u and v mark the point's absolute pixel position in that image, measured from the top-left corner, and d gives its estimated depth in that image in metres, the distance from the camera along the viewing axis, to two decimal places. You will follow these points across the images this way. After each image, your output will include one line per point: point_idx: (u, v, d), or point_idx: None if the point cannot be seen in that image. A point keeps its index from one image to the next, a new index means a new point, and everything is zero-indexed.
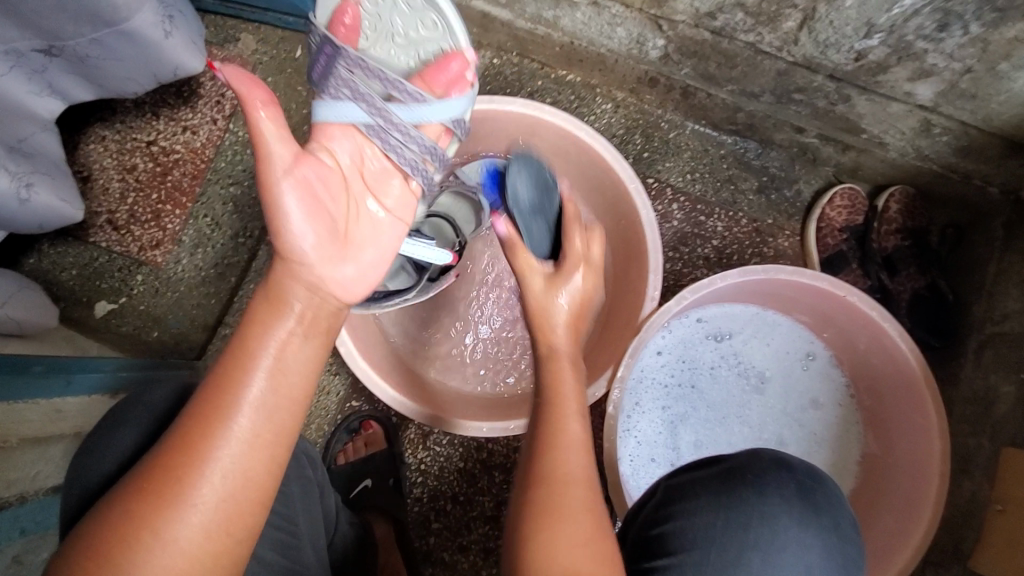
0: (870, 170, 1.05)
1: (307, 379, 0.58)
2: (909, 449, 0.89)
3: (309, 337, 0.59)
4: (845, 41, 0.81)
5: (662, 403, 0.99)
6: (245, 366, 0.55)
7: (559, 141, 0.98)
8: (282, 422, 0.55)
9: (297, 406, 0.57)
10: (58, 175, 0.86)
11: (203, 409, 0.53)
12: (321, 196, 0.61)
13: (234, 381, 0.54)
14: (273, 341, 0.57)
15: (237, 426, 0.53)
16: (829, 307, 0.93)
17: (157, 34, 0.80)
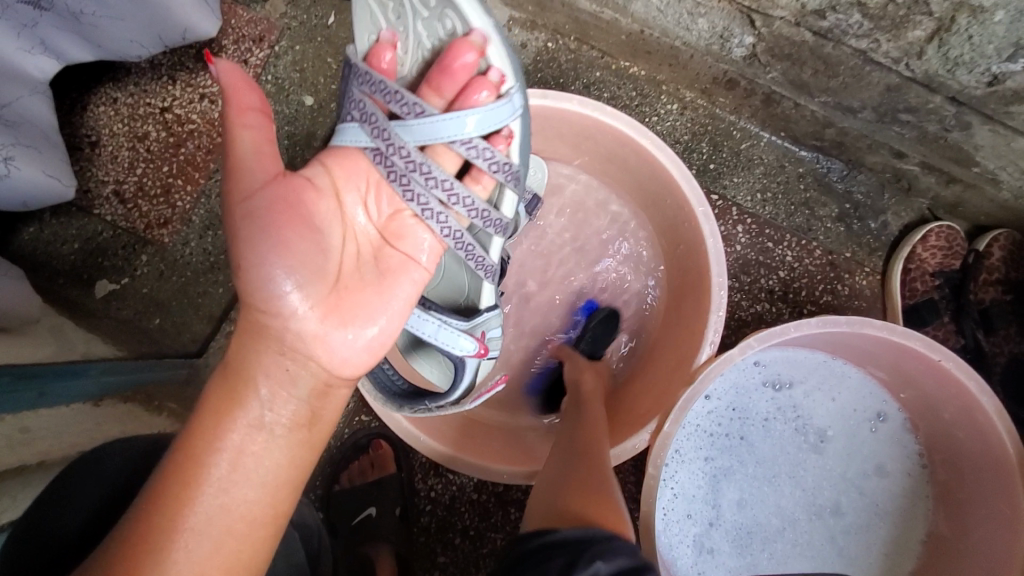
0: (973, 207, 0.91)
1: (273, 496, 0.51)
2: (987, 542, 0.77)
3: (277, 437, 0.52)
4: (984, 60, 0.66)
5: (705, 453, 0.88)
6: (194, 479, 0.48)
7: (617, 148, 0.85)
8: (240, 538, 0.49)
9: (260, 531, 0.50)
10: (48, 147, 0.76)
11: (142, 534, 0.45)
12: (313, 238, 0.53)
13: (183, 501, 0.47)
14: (228, 448, 0.50)
15: (181, 566, 0.46)
16: (914, 368, 0.80)
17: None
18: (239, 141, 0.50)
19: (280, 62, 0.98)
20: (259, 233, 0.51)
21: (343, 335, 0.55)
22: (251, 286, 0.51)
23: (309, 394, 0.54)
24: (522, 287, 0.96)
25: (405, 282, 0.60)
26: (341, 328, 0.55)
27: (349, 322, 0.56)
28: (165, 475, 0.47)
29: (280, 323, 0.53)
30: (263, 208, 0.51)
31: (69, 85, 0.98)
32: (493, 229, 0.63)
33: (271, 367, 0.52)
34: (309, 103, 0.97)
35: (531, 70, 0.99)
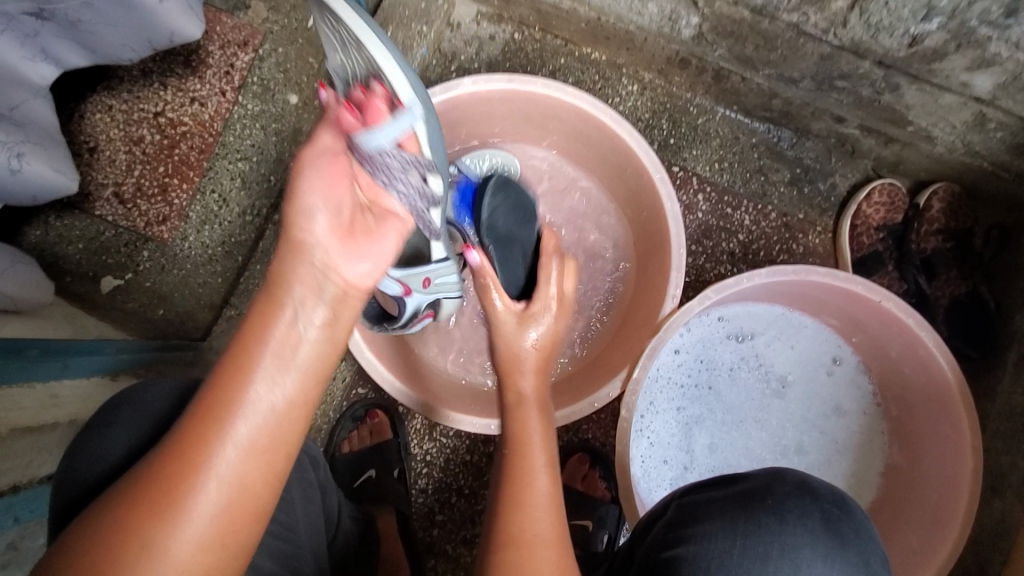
0: (913, 165, 0.98)
1: (307, 384, 0.53)
2: (938, 465, 0.84)
3: (311, 334, 0.53)
4: (900, 24, 0.73)
5: (678, 403, 0.95)
6: (244, 362, 0.51)
7: (580, 124, 0.92)
8: (288, 432, 0.52)
9: (296, 413, 0.52)
10: (52, 146, 0.83)
11: (202, 408, 0.50)
12: (343, 173, 0.55)
13: (236, 382, 0.51)
14: (275, 336, 0.52)
15: (238, 435, 0.50)
16: (861, 312, 0.87)
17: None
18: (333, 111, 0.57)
19: (265, 64, 1.04)
20: (318, 166, 0.54)
21: (362, 256, 0.56)
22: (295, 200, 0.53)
23: (338, 298, 0.55)
24: None
25: (403, 228, 0.61)
26: (357, 250, 0.56)
27: (368, 250, 0.57)
28: (221, 364, 0.52)
29: (306, 237, 0.54)
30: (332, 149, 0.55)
31: (64, 95, 1.04)
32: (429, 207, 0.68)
33: (303, 272, 0.54)
34: (294, 100, 1.04)
35: (500, 60, 1.06)
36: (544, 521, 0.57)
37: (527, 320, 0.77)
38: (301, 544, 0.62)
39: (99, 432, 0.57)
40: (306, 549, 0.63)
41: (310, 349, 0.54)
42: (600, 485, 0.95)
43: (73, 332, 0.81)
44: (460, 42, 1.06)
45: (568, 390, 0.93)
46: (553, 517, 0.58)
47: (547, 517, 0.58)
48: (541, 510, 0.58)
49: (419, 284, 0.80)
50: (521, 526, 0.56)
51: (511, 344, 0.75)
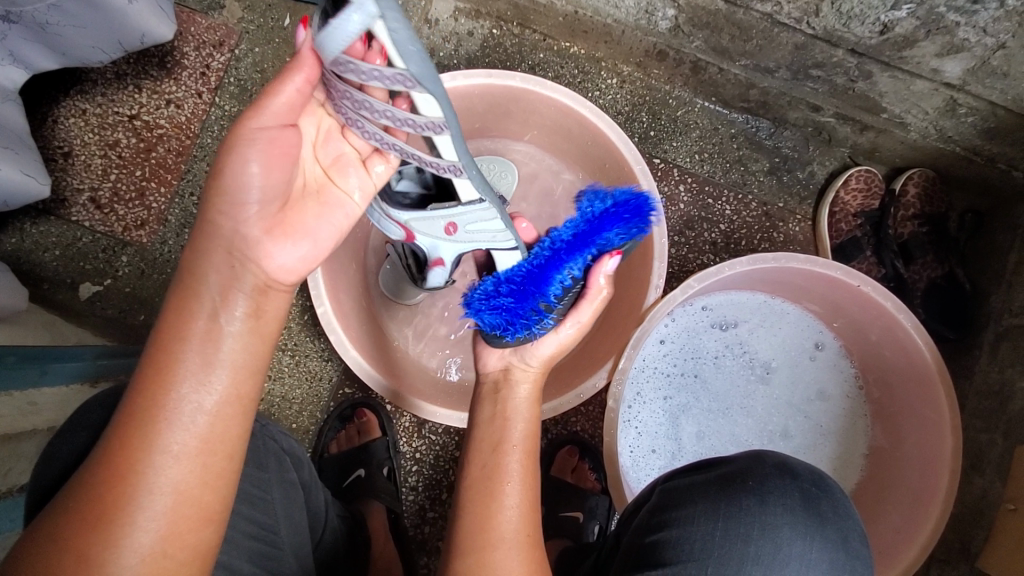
0: (888, 152, 1.00)
1: (239, 378, 0.53)
2: (919, 445, 0.86)
3: (235, 326, 0.54)
4: (871, 12, 0.74)
5: (664, 393, 0.96)
6: (166, 365, 0.51)
7: (562, 119, 0.93)
8: (229, 429, 0.52)
9: (229, 408, 0.52)
10: (22, 150, 0.82)
11: (126, 419, 0.49)
12: (281, 156, 0.54)
13: (161, 386, 0.50)
14: (192, 334, 0.52)
15: (170, 440, 0.49)
16: (840, 297, 0.88)
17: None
18: (290, 83, 0.52)
19: (241, 64, 1.03)
20: (251, 151, 0.52)
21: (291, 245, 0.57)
22: (216, 191, 0.53)
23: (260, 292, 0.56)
24: None
25: (341, 218, 0.61)
26: (285, 239, 0.56)
27: (298, 239, 0.58)
28: (146, 365, 0.51)
29: (230, 226, 0.54)
30: (270, 137, 0.53)
31: (34, 98, 1.01)
32: (429, 133, 0.51)
33: (228, 272, 0.54)
34: None
35: (480, 56, 1.06)
36: (512, 516, 0.58)
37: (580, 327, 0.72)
38: (283, 544, 0.61)
39: (75, 436, 0.56)
40: (290, 550, 0.62)
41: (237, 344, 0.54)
42: (590, 477, 0.96)
43: (51, 339, 0.80)
44: (439, 38, 1.05)
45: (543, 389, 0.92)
46: (521, 513, 0.59)
47: (517, 513, 0.59)
48: (510, 505, 0.59)
49: (440, 232, 0.76)
50: (487, 536, 0.57)
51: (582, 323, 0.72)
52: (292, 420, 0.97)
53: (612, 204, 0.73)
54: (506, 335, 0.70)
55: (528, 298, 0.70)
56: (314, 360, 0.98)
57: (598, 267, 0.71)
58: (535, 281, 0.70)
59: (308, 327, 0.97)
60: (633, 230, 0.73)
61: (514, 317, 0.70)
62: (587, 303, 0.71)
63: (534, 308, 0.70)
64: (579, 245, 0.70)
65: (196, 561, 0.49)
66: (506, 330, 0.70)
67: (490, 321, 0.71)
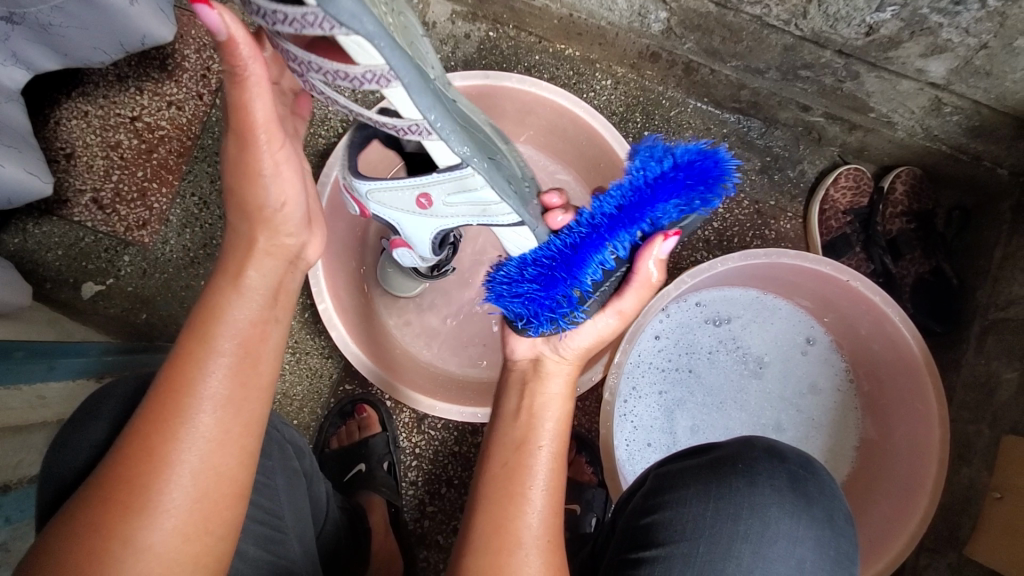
0: (876, 150, 1.02)
1: (268, 361, 0.57)
2: (908, 434, 0.87)
3: (264, 315, 0.57)
4: (857, 14, 0.76)
5: (659, 387, 0.98)
6: (202, 360, 0.52)
7: (557, 118, 0.95)
8: (253, 409, 0.54)
9: (258, 389, 0.55)
10: (25, 148, 0.84)
11: (154, 408, 0.50)
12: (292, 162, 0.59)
13: (191, 371, 0.52)
14: (238, 336, 0.54)
15: (203, 422, 0.51)
16: (831, 292, 0.90)
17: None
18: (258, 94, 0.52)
19: None
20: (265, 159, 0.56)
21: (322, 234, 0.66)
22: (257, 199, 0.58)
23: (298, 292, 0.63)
24: (482, 253, 1.04)
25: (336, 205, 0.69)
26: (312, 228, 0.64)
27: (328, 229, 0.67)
28: (177, 352, 0.53)
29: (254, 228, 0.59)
30: (280, 149, 0.56)
31: (33, 98, 1.02)
32: (376, 85, 0.48)
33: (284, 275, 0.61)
34: None
35: (476, 58, 1.08)
36: (537, 521, 0.60)
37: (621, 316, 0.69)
38: (286, 531, 0.63)
39: (85, 425, 0.58)
40: (293, 539, 0.63)
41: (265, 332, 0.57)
42: (585, 470, 0.98)
43: (56, 335, 0.81)
44: (436, 41, 1.07)
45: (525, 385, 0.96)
46: (545, 511, 0.61)
47: (540, 517, 0.60)
48: (535, 508, 0.61)
49: (415, 205, 0.69)
50: (511, 531, 0.59)
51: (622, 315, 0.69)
52: (292, 416, 0.98)
53: (673, 165, 0.60)
54: (533, 325, 0.67)
55: (557, 285, 0.64)
56: (314, 357, 0.99)
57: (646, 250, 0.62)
58: (566, 266, 0.63)
59: (308, 324, 0.98)
60: (693, 203, 0.60)
61: (542, 309, 0.65)
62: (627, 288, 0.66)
63: (563, 295, 0.64)
64: (623, 221, 0.61)
65: (227, 537, 0.51)
66: (534, 320, 0.66)
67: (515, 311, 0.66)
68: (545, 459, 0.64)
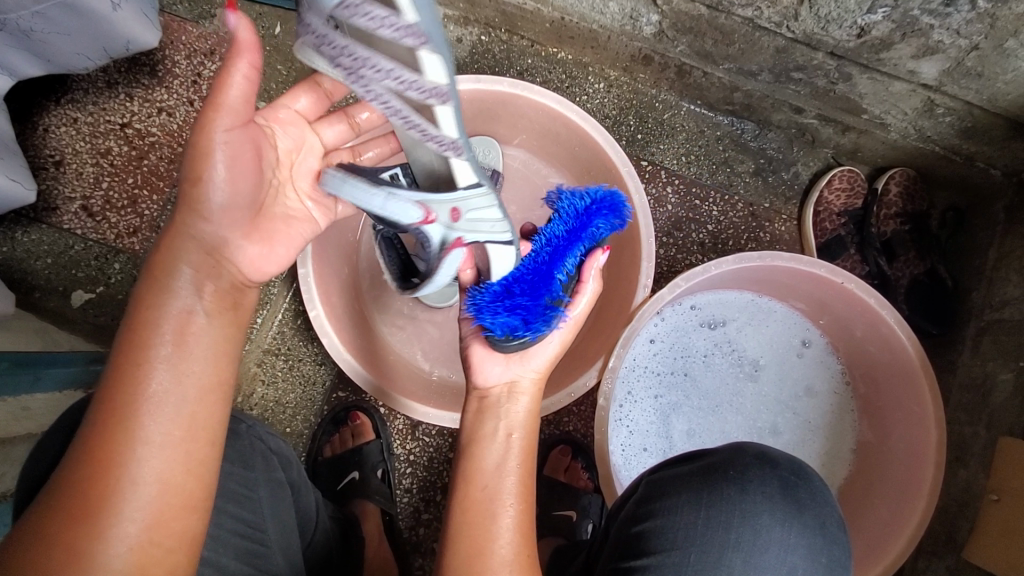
0: (870, 151, 1.02)
1: (219, 365, 0.56)
2: (904, 438, 0.87)
3: (209, 322, 0.57)
4: (848, 16, 0.76)
5: (655, 391, 0.97)
6: (143, 361, 0.52)
7: (549, 122, 0.94)
8: (198, 415, 0.54)
9: (209, 395, 0.55)
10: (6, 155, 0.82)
11: (101, 414, 0.50)
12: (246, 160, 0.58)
13: (136, 380, 0.52)
14: (170, 327, 0.54)
15: (152, 431, 0.51)
16: (826, 295, 0.90)
17: (104, 5, 0.75)
18: (235, 75, 0.54)
19: None
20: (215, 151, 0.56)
21: (258, 238, 0.62)
22: (191, 199, 0.56)
23: (237, 287, 0.60)
24: None
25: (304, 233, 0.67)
26: (259, 238, 0.62)
27: (270, 239, 0.63)
28: (116, 361, 0.52)
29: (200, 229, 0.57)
30: (234, 132, 0.56)
31: (18, 105, 1.02)
32: (435, 100, 0.50)
33: (205, 269, 0.57)
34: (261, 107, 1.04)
35: (468, 62, 1.07)
36: (508, 541, 0.59)
37: (579, 320, 0.73)
38: (272, 543, 0.62)
39: (68, 437, 0.57)
40: (278, 551, 0.63)
41: (205, 335, 0.56)
42: (582, 476, 0.96)
43: (42, 344, 0.80)
44: None
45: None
46: (515, 526, 0.61)
47: (512, 537, 0.60)
48: (505, 526, 0.61)
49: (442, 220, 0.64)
50: (483, 549, 0.59)
51: (578, 320, 0.73)
52: (286, 424, 0.97)
53: (591, 200, 0.73)
54: (519, 337, 0.69)
55: (541, 294, 0.69)
56: (306, 364, 0.98)
57: (592, 262, 0.72)
58: (542, 279, 0.70)
59: (301, 331, 0.97)
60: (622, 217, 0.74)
61: (532, 315, 0.69)
62: (584, 293, 0.72)
63: (548, 304, 0.69)
64: (574, 237, 0.71)
65: (185, 547, 0.52)
66: (518, 330, 0.69)
67: (505, 323, 0.68)
68: (512, 478, 0.63)
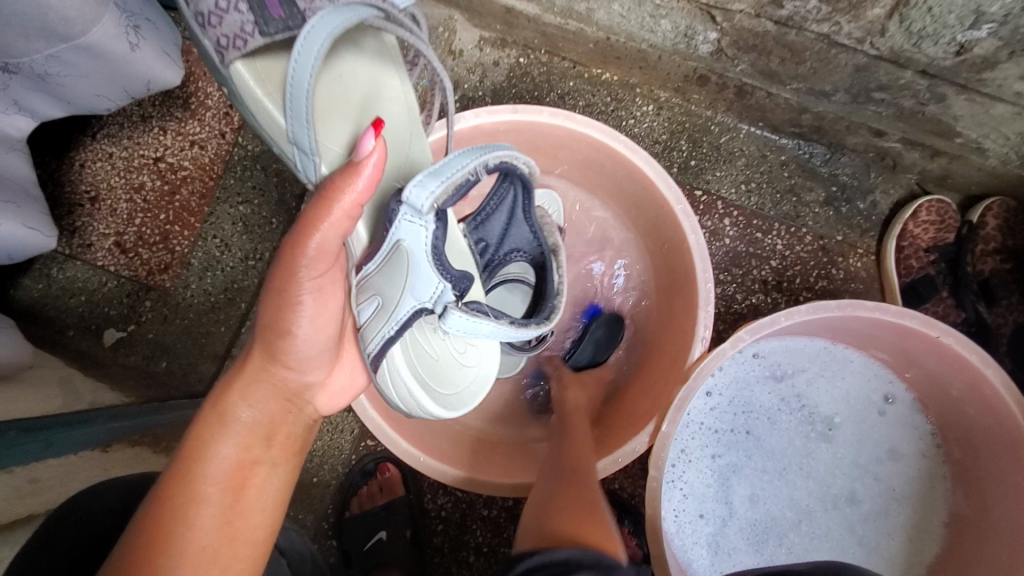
0: (962, 178, 0.89)
1: (268, 510, 0.58)
2: (1010, 518, 0.74)
3: (270, 472, 0.59)
4: (947, 31, 0.65)
5: (711, 451, 0.87)
6: (189, 504, 0.52)
7: (592, 153, 0.86)
8: (236, 562, 0.53)
9: (246, 544, 0.55)
10: (25, 201, 0.78)
11: (136, 555, 0.49)
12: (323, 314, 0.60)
13: (175, 520, 0.51)
14: (224, 475, 0.55)
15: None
16: (916, 349, 0.78)
17: (121, 45, 0.71)
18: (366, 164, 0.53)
19: None
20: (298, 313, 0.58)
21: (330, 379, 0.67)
22: (277, 349, 0.59)
23: (304, 428, 0.65)
24: None
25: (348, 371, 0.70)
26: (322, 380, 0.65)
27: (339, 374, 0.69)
28: (157, 496, 0.52)
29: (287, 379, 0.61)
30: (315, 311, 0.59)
31: (49, 137, 1.00)
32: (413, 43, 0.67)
33: (276, 418, 0.61)
34: None
35: (506, 87, 1.00)
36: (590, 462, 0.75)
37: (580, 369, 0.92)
38: None
39: None
40: None
41: (259, 484, 0.58)
42: (631, 543, 0.88)
43: (65, 396, 0.77)
44: (463, 70, 1.00)
45: (523, 463, 0.85)
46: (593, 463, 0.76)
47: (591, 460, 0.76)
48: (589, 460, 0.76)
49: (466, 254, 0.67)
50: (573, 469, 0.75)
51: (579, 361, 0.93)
52: (312, 475, 0.92)
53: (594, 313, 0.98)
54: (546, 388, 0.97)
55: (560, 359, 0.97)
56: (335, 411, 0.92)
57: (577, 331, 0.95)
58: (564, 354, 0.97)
59: None
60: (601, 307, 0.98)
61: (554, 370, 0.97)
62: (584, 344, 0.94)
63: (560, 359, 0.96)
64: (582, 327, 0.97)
65: None
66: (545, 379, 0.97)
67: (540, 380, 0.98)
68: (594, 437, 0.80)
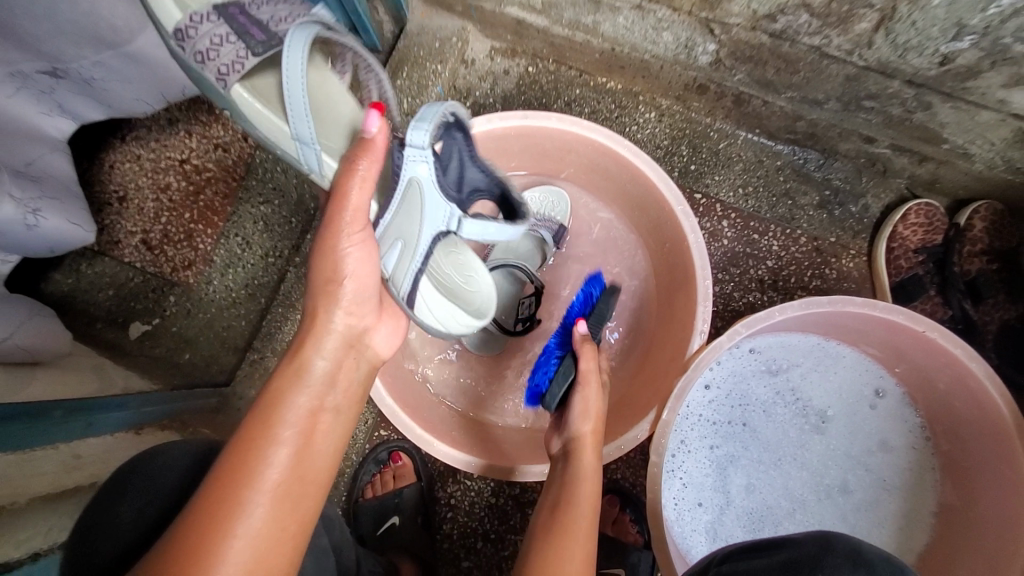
0: (950, 182, 0.94)
1: (330, 455, 0.58)
2: (996, 505, 0.78)
3: (335, 417, 0.59)
4: (930, 43, 0.70)
5: (710, 442, 0.92)
6: (263, 446, 0.53)
7: (597, 157, 0.91)
8: (304, 507, 0.54)
9: (314, 487, 0.55)
10: (66, 198, 0.83)
11: (210, 490, 0.50)
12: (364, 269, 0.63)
13: (251, 458, 0.52)
14: (296, 419, 0.56)
15: (253, 520, 0.50)
16: (904, 344, 0.82)
17: (160, 53, 0.77)
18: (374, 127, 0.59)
19: None
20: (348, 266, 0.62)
21: (382, 325, 0.69)
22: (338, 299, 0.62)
23: (365, 375, 0.65)
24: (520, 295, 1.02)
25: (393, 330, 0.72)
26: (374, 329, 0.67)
27: (388, 328, 0.71)
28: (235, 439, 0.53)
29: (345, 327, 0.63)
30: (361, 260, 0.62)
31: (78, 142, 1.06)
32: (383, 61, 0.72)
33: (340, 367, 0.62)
34: None
35: (516, 94, 1.05)
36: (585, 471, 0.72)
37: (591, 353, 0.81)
38: None
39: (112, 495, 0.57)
40: None
41: (326, 430, 0.58)
42: (631, 530, 0.94)
43: (99, 381, 0.82)
44: (474, 78, 1.05)
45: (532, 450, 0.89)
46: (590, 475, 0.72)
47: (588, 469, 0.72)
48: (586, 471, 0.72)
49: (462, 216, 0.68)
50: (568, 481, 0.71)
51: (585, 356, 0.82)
52: None
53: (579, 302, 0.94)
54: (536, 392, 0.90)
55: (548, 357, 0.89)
56: None
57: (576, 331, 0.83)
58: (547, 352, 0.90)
59: None
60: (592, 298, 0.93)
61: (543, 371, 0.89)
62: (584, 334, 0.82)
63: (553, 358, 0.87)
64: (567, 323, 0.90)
65: None
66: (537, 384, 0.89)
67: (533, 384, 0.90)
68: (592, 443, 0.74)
